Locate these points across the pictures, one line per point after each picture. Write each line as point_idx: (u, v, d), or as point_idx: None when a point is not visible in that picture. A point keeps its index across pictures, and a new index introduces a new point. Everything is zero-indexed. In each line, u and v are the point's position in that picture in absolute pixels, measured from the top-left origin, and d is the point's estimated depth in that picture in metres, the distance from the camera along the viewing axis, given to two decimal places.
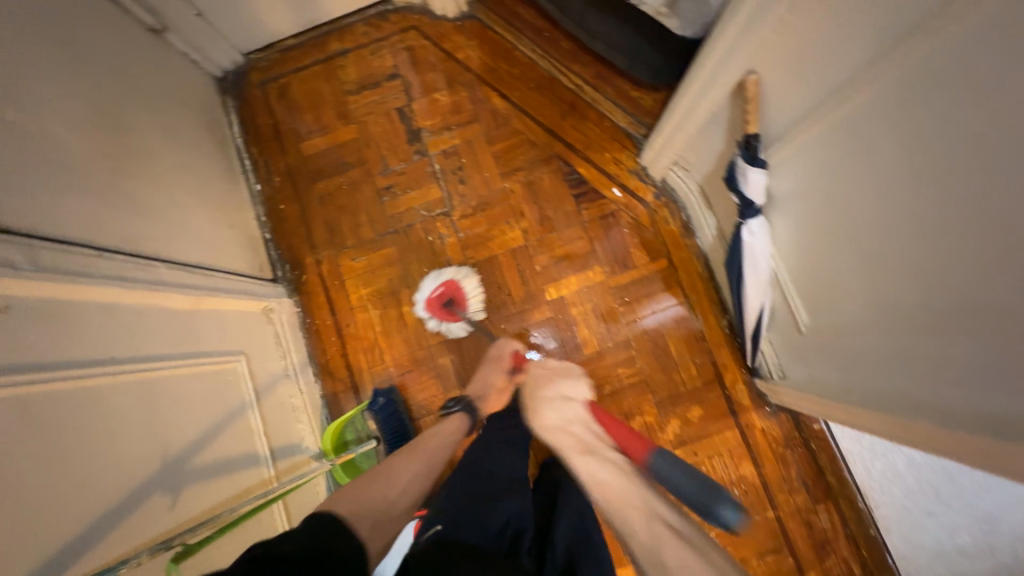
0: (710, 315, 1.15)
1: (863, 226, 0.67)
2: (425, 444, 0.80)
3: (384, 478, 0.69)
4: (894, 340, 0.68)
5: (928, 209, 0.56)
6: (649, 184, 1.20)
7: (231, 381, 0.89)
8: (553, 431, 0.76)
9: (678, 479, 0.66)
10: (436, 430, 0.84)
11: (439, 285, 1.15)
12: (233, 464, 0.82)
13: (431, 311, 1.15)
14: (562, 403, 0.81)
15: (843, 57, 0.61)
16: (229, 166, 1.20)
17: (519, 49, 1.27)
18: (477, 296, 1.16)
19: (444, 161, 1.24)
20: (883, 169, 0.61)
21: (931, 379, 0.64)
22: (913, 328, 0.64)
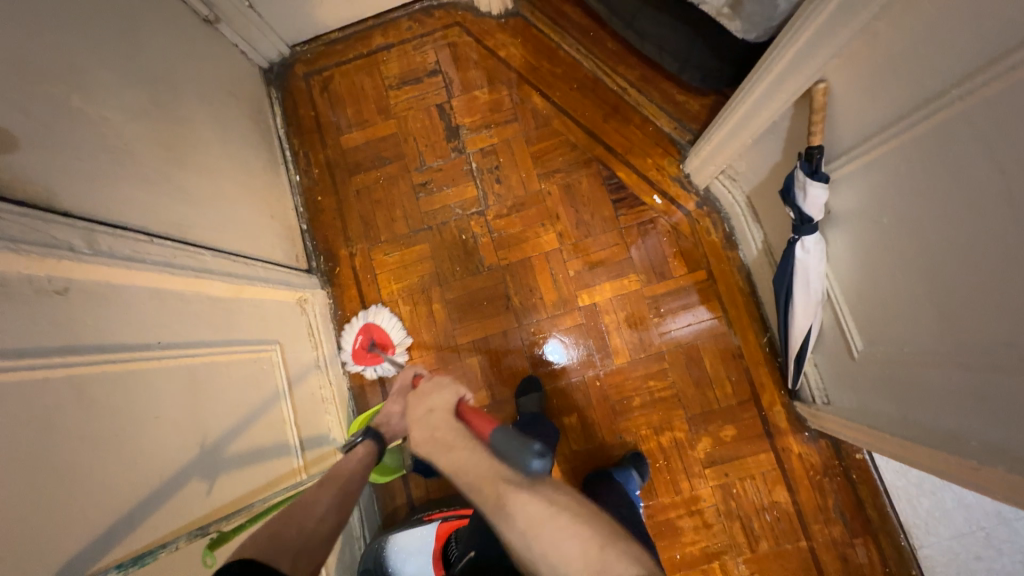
0: (750, 332, 1.10)
1: (935, 251, 0.63)
2: (339, 471, 0.73)
3: (299, 506, 0.64)
4: (964, 377, 0.63)
5: (1016, 239, 0.52)
6: (691, 192, 1.16)
7: (266, 369, 0.90)
8: (422, 449, 0.64)
9: (503, 453, 0.60)
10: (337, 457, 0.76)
11: (358, 335, 1.15)
12: (265, 452, 0.83)
13: (360, 362, 1.14)
14: (422, 419, 0.65)
15: (932, 68, 0.56)
16: (271, 156, 1.22)
17: (562, 48, 1.24)
18: (397, 329, 1.16)
19: (481, 160, 1.23)
20: (967, 192, 0.56)
21: (1010, 421, 0.58)
22: (989, 365, 0.59)
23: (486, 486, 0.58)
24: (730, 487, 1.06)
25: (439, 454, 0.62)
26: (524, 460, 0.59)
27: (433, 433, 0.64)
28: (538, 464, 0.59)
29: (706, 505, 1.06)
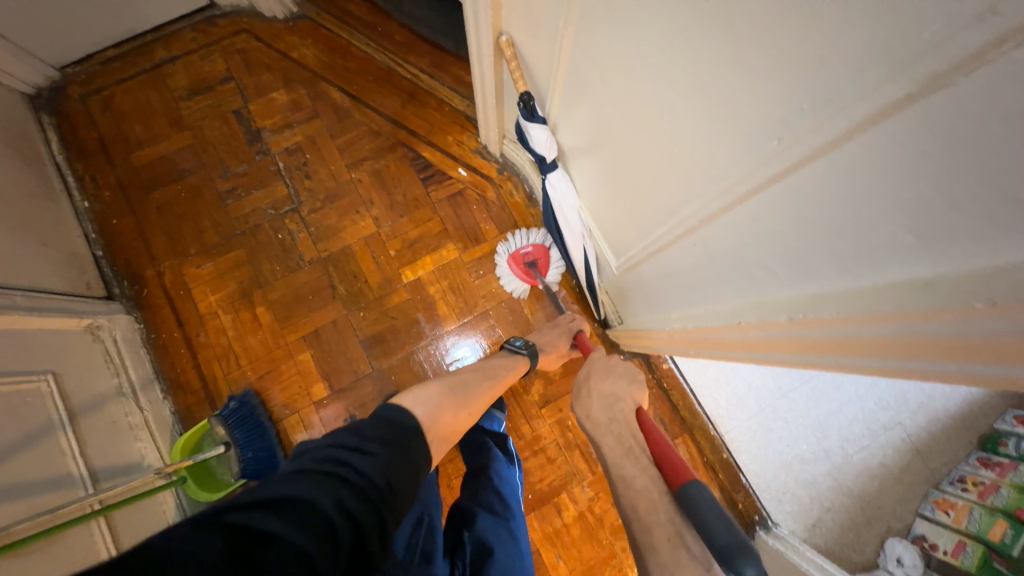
0: (561, 277, 1.21)
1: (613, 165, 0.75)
2: (497, 373, 0.93)
3: (460, 400, 0.79)
4: (665, 262, 0.75)
5: (633, 137, 0.64)
6: (491, 161, 1.26)
7: (33, 402, 0.83)
8: (600, 424, 0.80)
9: (712, 517, 0.57)
10: (501, 361, 0.97)
11: (529, 245, 1.16)
12: (30, 487, 0.76)
13: (513, 266, 1.16)
14: (607, 398, 0.84)
15: (543, 11, 0.67)
16: (46, 183, 1.13)
17: (353, 43, 1.30)
18: (559, 267, 1.17)
19: (288, 158, 1.24)
20: (607, 108, 0.67)
21: (696, 291, 0.71)
22: (666, 247, 0.71)
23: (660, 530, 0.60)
24: (565, 420, 1.14)
25: (619, 456, 0.73)
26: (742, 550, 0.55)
27: (613, 420, 0.79)
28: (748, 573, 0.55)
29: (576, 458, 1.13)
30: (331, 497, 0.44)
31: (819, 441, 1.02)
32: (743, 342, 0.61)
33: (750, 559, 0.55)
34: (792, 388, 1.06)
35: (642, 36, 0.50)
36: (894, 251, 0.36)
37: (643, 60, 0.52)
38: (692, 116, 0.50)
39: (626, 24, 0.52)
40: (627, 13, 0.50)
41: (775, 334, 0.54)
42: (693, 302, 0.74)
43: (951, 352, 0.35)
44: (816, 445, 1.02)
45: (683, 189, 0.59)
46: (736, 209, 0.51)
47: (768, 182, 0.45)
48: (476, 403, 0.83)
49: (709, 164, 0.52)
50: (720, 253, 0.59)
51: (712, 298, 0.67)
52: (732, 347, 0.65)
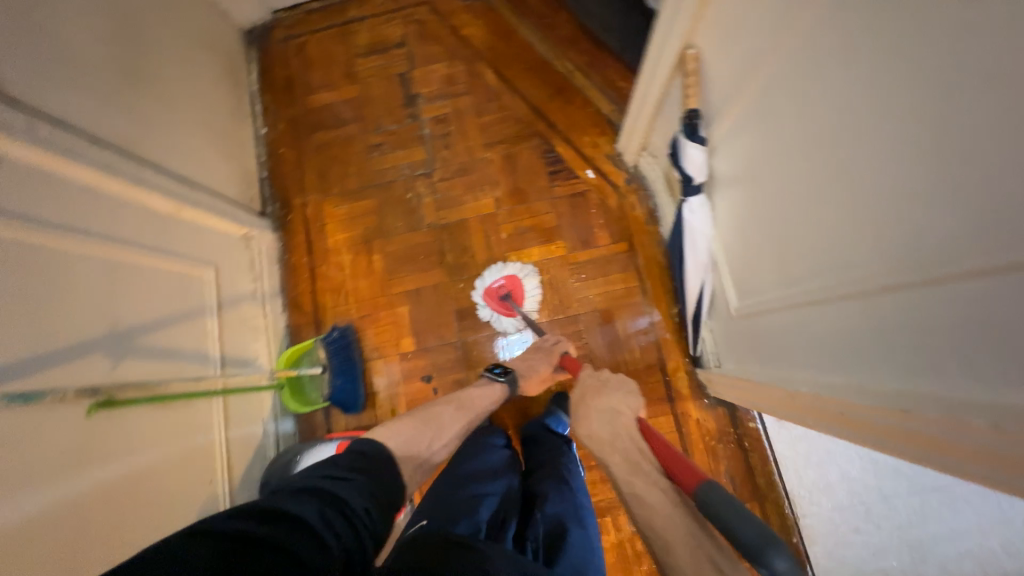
0: (663, 303, 1.17)
1: (774, 202, 0.70)
2: (473, 405, 0.90)
3: (434, 428, 0.81)
4: (801, 319, 0.69)
5: (817, 178, 0.59)
6: (622, 169, 1.24)
7: (197, 286, 0.98)
8: (598, 439, 0.75)
9: (728, 513, 0.54)
10: (478, 392, 0.93)
11: (501, 278, 1.19)
12: (181, 355, 0.90)
13: (488, 301, 1.19)
14: (607, 411, 0.79)
15: (752, 32, 0.64)
16: (240, 106, 1.33)
17: (520, 31, 1.35)
18: (534, 298, 1.19)
19: (434, 126, 1.32)
20: (789, 144, 0.63)
21: (833, 357, 0.64)
22: (810, 303, 0.66)
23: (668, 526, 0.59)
24: None
25: (625, 472, 0.68)
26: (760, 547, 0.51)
27: (615, 435, 0.75)
28: (781, 564, 0.49)
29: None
30: (316, 510, 0.50)
31: (910, 560, 0.95)
32: (889, 432, 0.54)
33: (778, 549, 0.50)
34: (896, 495, 0.98)
35: (889, 71, 0.45)
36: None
37: (875, 99, 0.47)
38: (921, 171, 0.44)
39: (860, 58, 0.48)
40: (868, 46, 0.47)
41: (943, 434, 0.47)
42: (826, 370, 0.67)
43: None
44: (904, 563, 0.95)
45: (867, 246, 0.53)
46: (935, 287, 0.45)
47: (994, 269, 0.39)
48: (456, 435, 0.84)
49: (917, 227, 0.46)
50: (890, 328, 0.52)
51: (858, 372, 0.60)
52: (869, 431, 0.58)
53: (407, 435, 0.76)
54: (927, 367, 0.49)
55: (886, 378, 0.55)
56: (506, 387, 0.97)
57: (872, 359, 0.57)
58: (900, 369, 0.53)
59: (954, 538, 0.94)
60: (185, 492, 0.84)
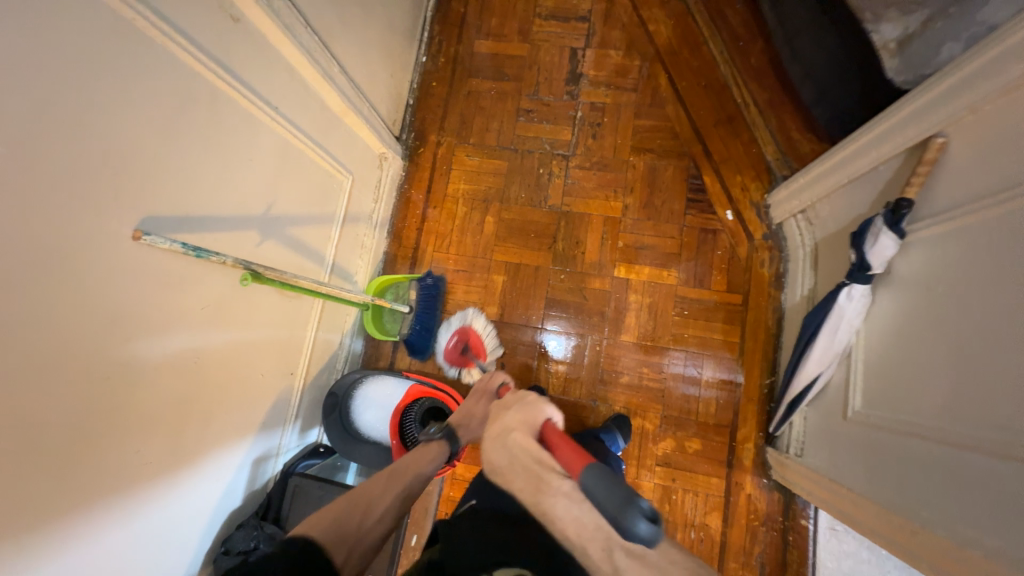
0: (756, 369, 1.12)
1: (969, 327, 0.64)
2: (406, 469, 0.70)
3: (360, 501, 0.59)
4: (947, 455, 0.65)
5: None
6: (764, 222, 1.18)
7: (335, 191, 1.01)
8: (500, 470, 0.62)
9: (601, 497, 0.46)
10: (413, 454, 0.74)
11: (453, 335, 1.15)
12: (307, 251, 0.93)
13: (451, 362, 1.14)
14: (500, 436, 0.65)
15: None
16: (413, 29, 1.32)
17: (708, 46, 1.28)
18: (491, 337, 1.15)
19: (588, 112, 1.29)
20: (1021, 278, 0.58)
21: (978, 510, 0.59)
22: (972, 445, 0.61)
23: (596, 551, 0.50)
24: (671, 492, 1.10)
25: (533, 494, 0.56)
26: (627, 521, 0.42)
27: (513, 461, 0.61)
28: (644, 529, 0.42)
29: None
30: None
31: None
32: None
33: (632, 512, 0.42)
34: None
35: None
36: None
37: None
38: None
39: None
40: None
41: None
42: (965, 520, 0.61)
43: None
44: None
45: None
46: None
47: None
48: (393, 509, 0.61)
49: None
50: None
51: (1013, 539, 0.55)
52: None
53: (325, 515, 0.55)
54: None
55: None
56: (443, 443, 0.79)
57: None
58: None
59: None
60: (273, 375, 0.88)
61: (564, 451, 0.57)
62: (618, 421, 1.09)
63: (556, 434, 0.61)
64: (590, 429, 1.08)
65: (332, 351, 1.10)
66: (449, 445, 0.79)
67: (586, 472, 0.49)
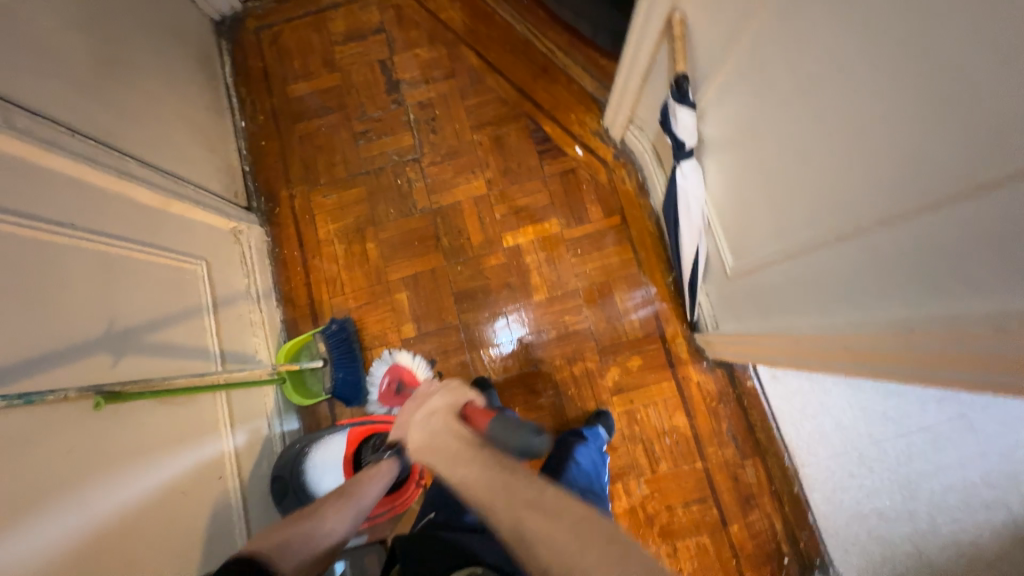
0: (658, 272, 1.20)
1: (765, 160, 0.74)
2: (360, 486, 0.77)
3: (308, 524, 0.67)
4: (797, 268, 0.74)
5: (808, 124, 0.62)
6: (609, 145, 1.26)
7: (190, 281, 0.96)
8: (425, 445, 0.69)
9: (503, 436, 0.65)
10: (368, 470, 0.79)
11: (386, 375, 1.14)
12: (182, 350, 0.89)
13: (386, 402, 1.14)
14: (422, 416, 0.72)
15: None
16: (216, 98, 1.28)
17: (499, 14, 1.35)
18: (422, 368, 1.15)
19: (418, 112, 1.32)
20: (777, 103, 0.67)
21: (832, 299, 0.69)
22: (806, 250, 0.70)
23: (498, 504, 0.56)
24: (635, 412, 1.15)
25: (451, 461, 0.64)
26: (525, 436, 0.63)
27: (435, 433, 0.69)
28: (536, 440, 0.63)
29: (666, 468, 1.13)
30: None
31: (905, 501, 1.06)
32: (909, 356, 0.57)
33: (532, 432, 0.64)
34: (886, 439, 1.08)
35: (883, 8, 0.47)
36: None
37: (870, 32, 0.49)
38: (918, 102, 0.47)
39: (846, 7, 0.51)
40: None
41: (953, 350, 0.51)
42: (834, 312, 0.70)
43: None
44: (899, 504, 1.06)
45: (867, 183, 0.56)
46: (937, 213, 0.48)
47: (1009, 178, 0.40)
48: (345, 524, 0.71)
49: (918, 155, 0.48)
50: (887, 263, 0.57)
51: (865, 307, 0.63)
52: (884, 361, 0.62)
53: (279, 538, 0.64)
54: (922, 293, 0.54)
55: (882, 311, 0.61)
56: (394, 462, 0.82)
57: (867, 292, 0.62)
58: (891, 295, 0.59)
59: (938, 477, 1.06)
60: (195, 487, 0.83)
61: (475, 418, 0.70)
62: (598, 415, 1.12)
63: (472, 405, 0.74)
64: (575, 427, 1.13)
65: (261, 438, 1.05)
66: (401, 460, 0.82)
67: (492, 421, 0.67)
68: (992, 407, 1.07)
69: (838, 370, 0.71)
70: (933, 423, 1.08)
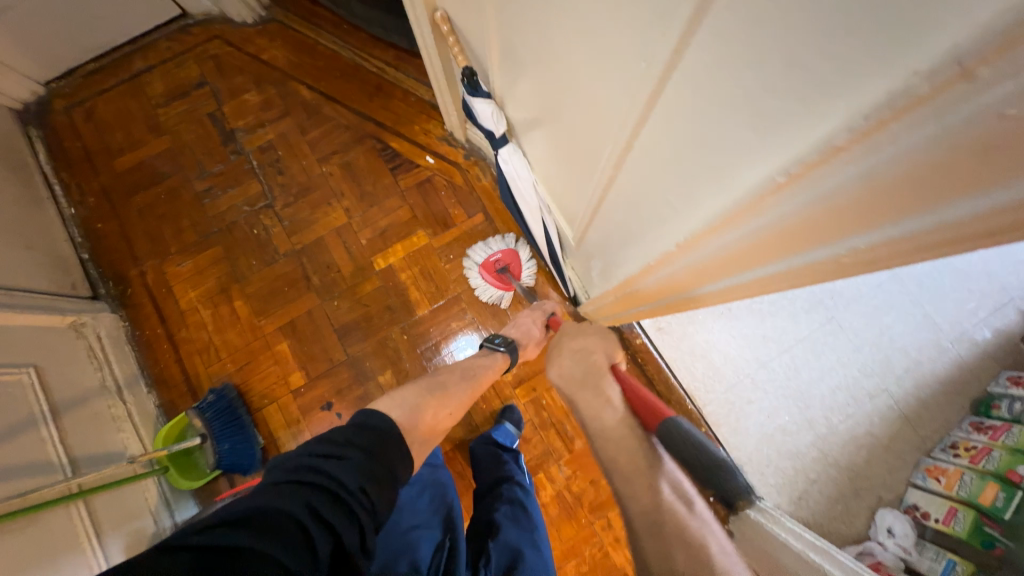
0: (531, 258, 1.21)
1: (548, 115, 0.71)
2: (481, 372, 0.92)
3: (439, 398, 0.81)
4: (609, 211, 0.69)
5: (552, 76, 0.60)
6: (457, 147, 1.27)
7: (15, 393, 0.87)
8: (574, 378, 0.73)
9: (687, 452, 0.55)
10: (485, 363, 0.94)
11: (496, 252, 1.15)
12: (15, 471, 0.80)
13: (486, 275, 1.15)
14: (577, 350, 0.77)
15: None
16: (30, 188, 1.19)
17: (321, 42, 1.33)
18: (529, 270, 1.17)
19: (261, 156, 1.27)
20: (529, 59, 0.65)
21: (638, 238, 0.64)
22: (604, 193, 0.66)
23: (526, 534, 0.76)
24: (540, 398, 1.15)
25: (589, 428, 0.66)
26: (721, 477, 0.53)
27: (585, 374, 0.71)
28: None
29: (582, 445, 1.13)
30: (304, 503, 0.46)
31: (799, 412, 1.05)
32: (690, 271, 0.53)
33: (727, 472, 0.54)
34: (769, 358, 1.09)
35: None
36: (786, 116, 0.28)
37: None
38: (583, 46, 0.47)
39: None
40: None
41: (711, 252, 0.45)
42: (641, 247, 0.65)
43: (887, 207, 0.26)
44: (797, 416, 1.05)
45: (602, 116, 0.52)
46: (646, 121, 0.43)
47: (649, 105, 0.41)
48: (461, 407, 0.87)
49: (606, 88, 0.48)
50: (644, 185, 0.52)
51: (655, 232, 0.57)
52: (701, 282, 0.55)
53: (412, 401, 0.77)
54: (677, 206, 0.48)
55: (666, 238, 0.55)
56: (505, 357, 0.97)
57: (649, 222, 0.57)
58: (662, 219, 0.53)
59: (823, 381, 1.06)
60: None
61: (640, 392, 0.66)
62: (504, 411, 1.12)
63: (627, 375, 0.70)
64: (485, 431, 1.11)
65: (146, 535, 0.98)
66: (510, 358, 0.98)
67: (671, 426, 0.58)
68: (855, 304, 1.09)
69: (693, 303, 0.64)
70: (808, 331, 1.09)
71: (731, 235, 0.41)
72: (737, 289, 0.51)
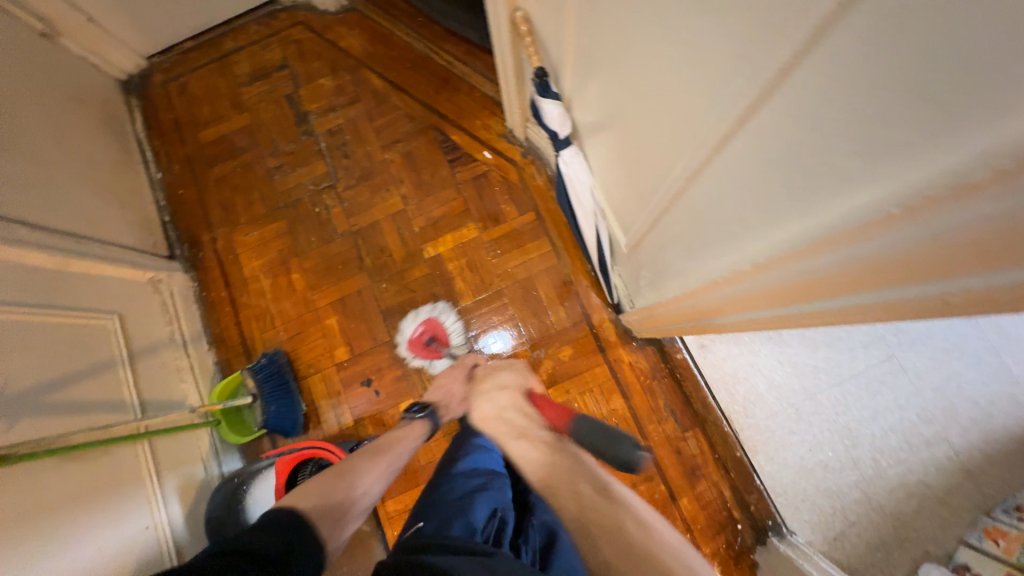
0: (577, 261, 1.21)
1: (618, 122, 0.71)
2: (392, 446, 0.85)
3: (346, 481, 0.76)
4: (672, 223, 0.68)
5: (630, 83, 0.60)
6: (516, 144, 1.29)
7: (100, 336, 0.96)
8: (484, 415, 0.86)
9: (592, 437, 0.71)
10: (394, 435, 0.88)
11: (419, 324, 1.19)
12: (93, 407, 0.89)
13: (414, 351, 1.19)
14: (491, 388, 0.91)
15: None
16: (126, 153, 1.30)
17: (395, 33, 1.38)
18: (456, 332, 1.19)
19: (329, 139, 1.34)
20: (606, 65, 0.65)
21: (703, 252, 0.63)
22: (670, 204, 0.65)
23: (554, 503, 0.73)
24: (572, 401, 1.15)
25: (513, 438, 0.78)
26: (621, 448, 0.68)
27: (499, 411, 0.85)
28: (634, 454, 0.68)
29: None
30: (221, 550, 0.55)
31: (846, 449, 1.00)
32: (764, 293, 0.51)
33: (625, 443, 0.69)
34: (818, 390, 1.04)
35: None
36: (907, 145, 0.27)
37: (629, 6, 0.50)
38: (671, 55, 0.47)
39: None
40: None
41: (797, 274, 0.44)
42: (704, 263, 0.64)
43: (1010, 251, 0.25)
44: (843, 454, 1.00)
45: (682, 126, 0.51)
46: (737, 134, 0.43)
47: (741, 120, 0.41)
48: (377, 483, 0.80)
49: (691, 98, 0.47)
50: (721, 200, 0.51)
51: (727, 248, 0.56)
52: (767, 306, 0.53)
53: (321, 489, 0.73)
54: (760, 224, 0.47)
55: (738, 256, 0.54)
56: (425, 425, 0.92)
57: (719, 238, 0.57)
58: (737, 237, 0.52)
59: (876, 421, 1.00)
60: (116, 543, 0.83)
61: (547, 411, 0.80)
62: None
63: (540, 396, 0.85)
64: None
65: (196, 481, 1.06)
66: (429, 424, 0.91)
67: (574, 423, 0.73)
68: (920, 343, 1.03)
69: (745, 326, 0.62)
70: (867, 367, 1.04)
71: (820, 260, 0.40)
72: (806, 318, 0.49)
